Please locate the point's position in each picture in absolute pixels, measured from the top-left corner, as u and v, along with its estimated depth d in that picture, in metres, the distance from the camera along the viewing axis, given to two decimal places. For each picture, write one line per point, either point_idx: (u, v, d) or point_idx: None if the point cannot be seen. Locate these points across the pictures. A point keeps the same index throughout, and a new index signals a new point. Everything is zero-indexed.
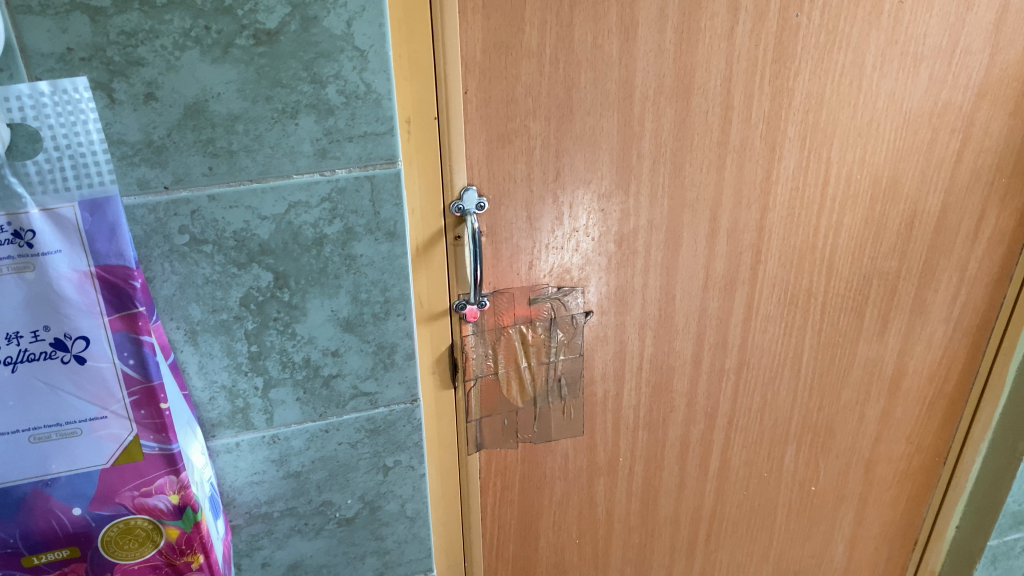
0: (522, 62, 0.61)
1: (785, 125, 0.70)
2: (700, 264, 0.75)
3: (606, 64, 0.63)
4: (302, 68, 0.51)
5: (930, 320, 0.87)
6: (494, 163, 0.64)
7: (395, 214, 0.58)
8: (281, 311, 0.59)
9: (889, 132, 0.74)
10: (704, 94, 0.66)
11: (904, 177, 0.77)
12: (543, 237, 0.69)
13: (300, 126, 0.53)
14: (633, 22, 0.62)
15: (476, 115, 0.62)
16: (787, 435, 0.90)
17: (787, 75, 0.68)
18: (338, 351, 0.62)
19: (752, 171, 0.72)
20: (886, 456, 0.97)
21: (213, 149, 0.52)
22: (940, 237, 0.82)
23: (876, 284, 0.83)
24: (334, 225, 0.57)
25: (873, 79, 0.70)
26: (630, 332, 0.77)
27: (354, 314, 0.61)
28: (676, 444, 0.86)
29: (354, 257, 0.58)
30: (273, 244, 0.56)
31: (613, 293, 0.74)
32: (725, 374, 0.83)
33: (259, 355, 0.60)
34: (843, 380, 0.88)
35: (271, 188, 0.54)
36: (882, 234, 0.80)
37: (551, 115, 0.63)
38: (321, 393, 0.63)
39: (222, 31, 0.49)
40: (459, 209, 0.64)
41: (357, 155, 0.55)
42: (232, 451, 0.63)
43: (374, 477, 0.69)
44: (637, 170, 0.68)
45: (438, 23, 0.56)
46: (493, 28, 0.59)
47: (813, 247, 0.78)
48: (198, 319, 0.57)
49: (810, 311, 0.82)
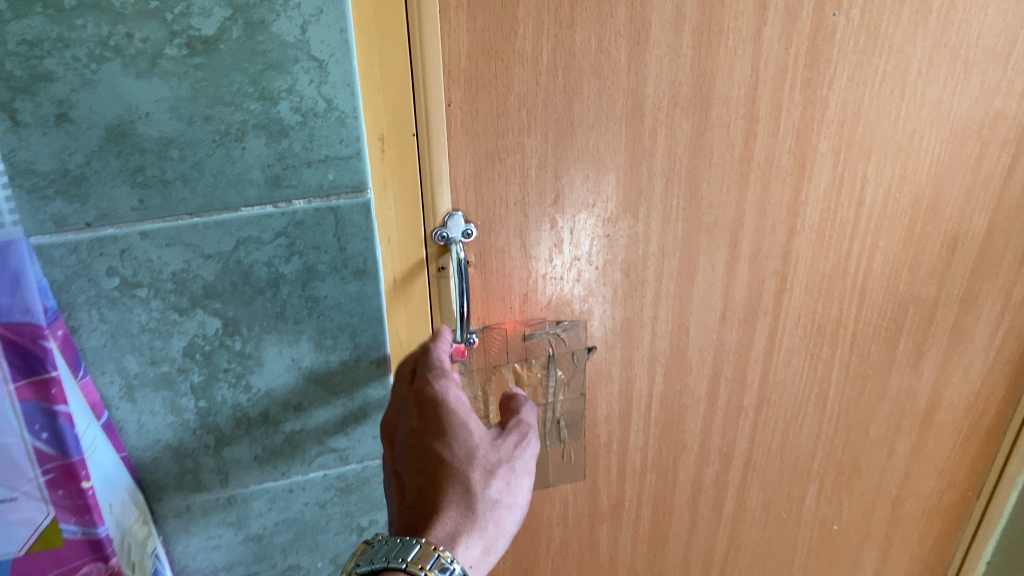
0: (515, 69, 0.52)
1: (817, 138, 0.62)
2: (717, 294, 0.67)
3: (613, 71, 0.54)
4: (247, 82, 0.42)
5: (968, 348, 0.79)
6: (483, 186, 0.56)
7: (364, 249, 0.49)
8: (232, 361, 0.51)
9: (933, 146, 0.65)
10: (725, 105, 0.58)
11: (948, 197, 0.68)
12: (538, 268, 0.61)
13: (247, 150, 0.44)
14: (645, 23, 0.53)
15: (461, 132, 0.53)
16: (808, 473, 0.82)
17: (820, 83, 0.59)
18: (301, 403, 0.54)
19: (778, 191, 0.63)
20: (915, 492, 0.89)
21: (142, 179, 0.43)
22: (985, 260, 0.73)
23: (912, 312, 0.74)
24: (292, 263, 0.48)
25: (917, 86, 0.61)
26: (638, 371, 0.69)
27: (319, 363, 0.52)
28: (687, 487, 0.77)
29: (317, 298, 0.50)
30: (220, 287, 0.48)
31: (619, 326, 0.66)
32: (744, 411, 0.75)
33: (208, 410, 0.52)
34: (871, 415, 0.80)
35: (215, 223, 0.46)
36: (920, 257, 0.71)
37: (549, 131, 0.55)
38: (283, 450, 0.55)
39: (149, 39, 0.40)
40: (443, 237, 0.56)
41: (317, 183, 0.46)
42: (181, 515, 0.55)
43: (347, 538, 0.60)
44: (648, 191, 0.60)
45: (416, 26, 0.48)
46: (480, 30, 0.50)
47: (844, 273, 0.69)
48: (135, 373, 0.49)
49: (839, 341, 0.73)
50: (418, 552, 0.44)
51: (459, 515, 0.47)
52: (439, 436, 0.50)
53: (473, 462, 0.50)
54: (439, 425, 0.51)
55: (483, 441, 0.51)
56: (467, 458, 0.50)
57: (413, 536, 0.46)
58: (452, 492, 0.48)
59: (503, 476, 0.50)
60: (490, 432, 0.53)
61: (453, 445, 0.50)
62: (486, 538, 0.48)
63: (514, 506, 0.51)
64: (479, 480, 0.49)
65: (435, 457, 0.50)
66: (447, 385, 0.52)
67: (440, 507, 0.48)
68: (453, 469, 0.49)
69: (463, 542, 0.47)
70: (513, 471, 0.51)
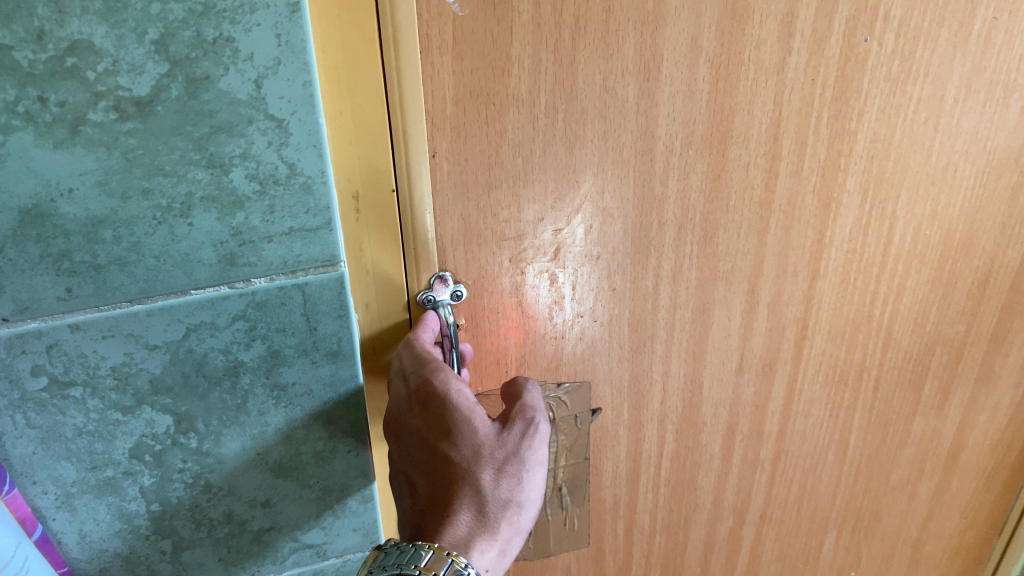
0: (509, 112, 0.45)
1: (844, 176, 0.55)
2: (733, 346, 0.60)
3: (620, 112, 0.47)
4: (192, 148, 0.35)
5: (996, 386, 0.73)
6: (473, 244, 0.49)
7: (337, 328, 0.42)
8: (187, 460, 0.43)
9: (968, 178, 0.59)
10: (745, 143, 0.51)
11: (983, 232, 0.62)
12: (537, 326, 0.54)
13: (195, 226, 0.37)
14: (655, 56, 0.46)
15: (448, 184, 0.46)
16: (826, 522, 0.77)
17: (848, 116, 0.53)
18: (270, 500, 0.47)
19: (801, 235, 0.57)
20: (935, 534, 0.84)
21: (69, 265, 0.36)
22: (1017, 293, 0.67)
23: (939, 352, 0.68)
24: (253, 349, 0.41)
25: (952, 115, 0.55)
26: (647, 430, 0.62)
27: (288, 456, 0.45)
28: (698, 545, 0.73)
29: (284, 385, 0.43)
30: (169, 380, 0.41)
31: (627, 384, 0.59)
32: (760, 465, 0.69)
33: (162, 514, 0.45)
34: (893, 461, 0.75)
35: (160, 310, 0.39)
36: (950, 296, 0.65)
37: (548, 180, 0.48)
38: (251, 551, 0.48)
39: (67, 102, 0.33)
40: (428, 299, 0.49)
41: (280, 259, 0.39)
42: None
43: None
44: (659, 240, 0.53)
45: (393, 70, 0.41)
46: (468, 72, 0.43)
47: (869, 316, 0.63)
48: (73, 480, 0.42)
49: (861, 387, 0.68)
50: (430, 559, 0.39)
51: (472, 519, 0.42)
52: (445, 435, 0.44)
53: (482, 459, 0.44)
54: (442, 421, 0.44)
55: (492, 434, 0.45)
56: (475, 457, 0.44)
57: (423, 543, 0.41)
58: (462, 494, 0.43)
59: (517, 472, 0.44)
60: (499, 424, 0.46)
61: (459, 442, 0.44)
62: (502, 540, 0.43)
63: (532, 504, 0.44)
64: (491, 480, 0.43)
65: (441, 456, 0.44)
66: (451, 379, 0.45)
67: (450, 511, 0.42)
68: (462, 469, 0.43)
69: (478, 548, 0.41)
70: (528, 466, 0.45)
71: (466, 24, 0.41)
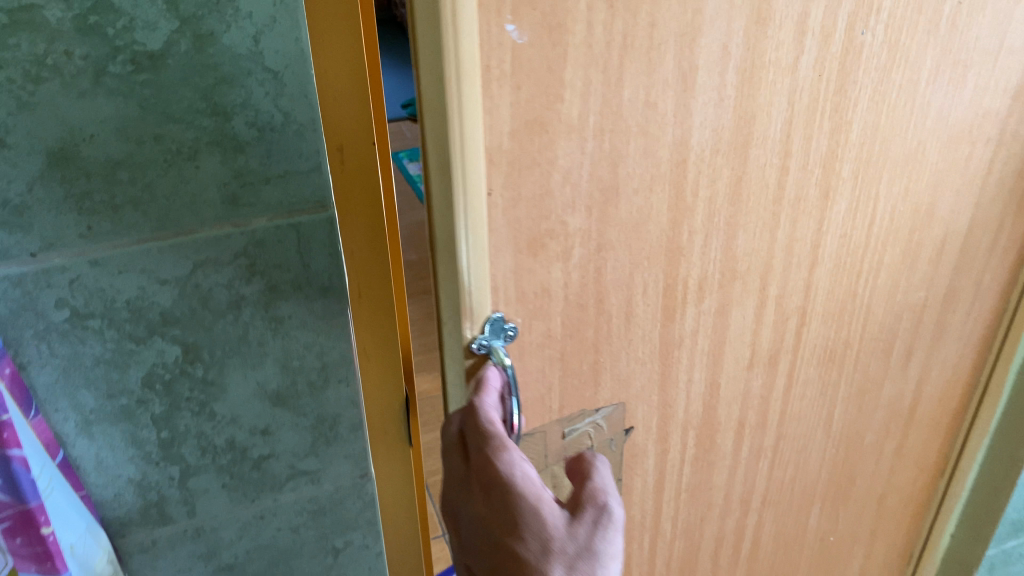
0: (559, 141, 0.51)
1: (841, 165, 0.63)
2: (748, 331, 0.69)
3: (660, 126, 0.54)
4: (198, 97, 0.40)
5: (946, 344, 0.82)
6: (525, 274, 0.56)
7: (328, 265, 0.47)
8: (194, 389, 0.48)
9: (933, 158, 0.67)
10: (763, 145, 0.59)
11: (942, 201, 0.70)
12: (589, 331, 0.62)
13: (201, 168, 0.42)
14: (691, 68, 0.52)
15: (504, 216, 0.52)
16: (812, 494, 0.88)
17: (845, 108, 0.60)
18: (268, 428, 0.51)
19: (805, 226, 0.65)
20: (896, 486, 0.93)
21: (89, 204, 0.41)
22: (965, 256, 0.75)
23: (906, 318, 0.77)
24: (253, 284, 0.46)
25: (925, 96, 0.63)
26: (675, 411, 0.72)
27: (285, 386, 0.50)
28: (711, 541, 0.86)
29: (281, 319, 0.48)
30: (178, 312, 0.45)
31: (656, 361, 0.67)
32: (763, 452, 0.81)
33: (171, 442, 0.49)
34: (867, 423, 0.84)
35: (170, 247, 0.43)
36: (915, 266, 0.73)
37: (594, 202, 0.55)
38: (252, 478, 0.53)
39: (90, 56, 0.38)
40: (482, 345, 0.56)
41: (277, 200, 0.44)
42: (148, 551, 0.53)
43: (322, 561, 0.59)
44: (689, 248, 0.61)
45: (454, 102, 0.46)
46: (524, 101, 0.48)
47: (854, 294, 0.72)
48: (91, 407, 0.46)
49: (846, 360, 0.77)
50: None
51: None
52: (515, 531, 0.47)
53: (552, 555, 0.46)
54: (511, 515, 0.48)
55: (560, 528, 0.47)
56: (543, 552, 0.46)
57: None
58: None
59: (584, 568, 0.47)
60: (566, 512, 0.49)
61: (528, 538, 0.47)
62: None
63: None
64: None
65: (512, 552, 0.47)
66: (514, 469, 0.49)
67: None
68: (532, 566, 0.46)
69: None
70: (598, 558, 0.47)
71: (525, 51, 0.47)
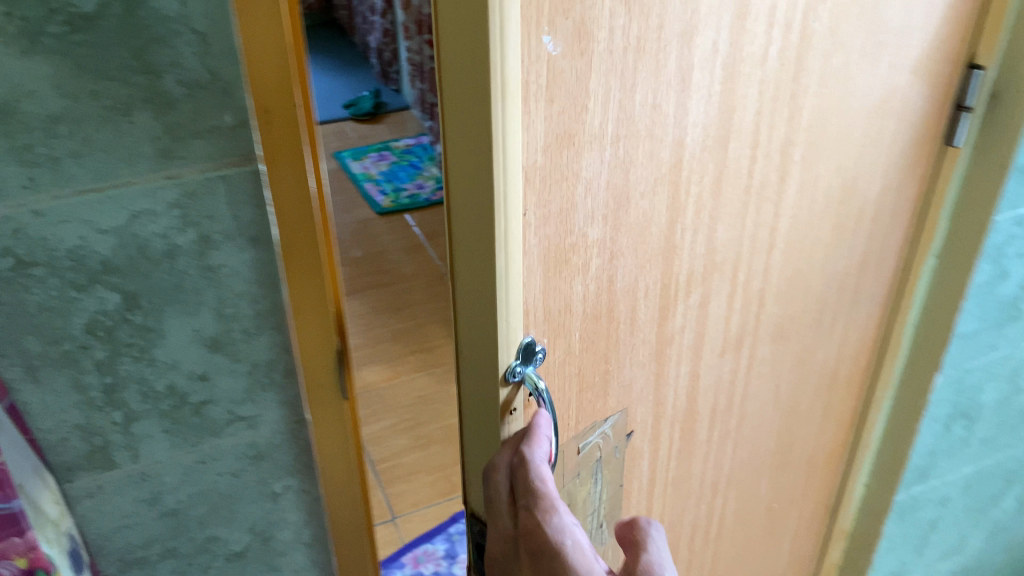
0: (583, 154, 0.53)
1: (795, 150, 0.67)
2: (723, 317, 0.72)
3: (663, 124, 0.57)
4: (130, 56, 0.44)
5: (858, 307, 0.87)
6: (552, 293, 0.57)
7: (257, 216, 0.51)
8: (134, 336, 0.52)
9: (859, 134, 0.71)
10: (739, 138, 0.62)
11: (863, 175, 0.75)
12: (602, 334, 0.63)
13: (135, 124, 0.46)
14: (688, 67, 0.55)
15: (534, 238, 0.53)
16: (762, 464, 0.92)
17: (801, 94, 0.64)
18: (206, 374, 0.55)
19: (767, 211, 0.69)
20: (820, 446, 0.99)
21: (31, 156, 0.44)
22: (876, 226, 0.81)
23: (834, 288, 0.81)
24: (187, 233, 0.50)
25: (852, 78, 0.67)
26: (664, 405, 0.74)
27: (221, 332, 0.54)
28: (688, 526, 0.90)
29: (214, 267, 0.52)
30: (118, 261, 0.49)
31: (652, 351, 0.69)
32: (727, 434, 0.84)
33: (114, 387, 0.53)
34: (801, 391, 0.89)
35: (108, 197, 0.47)
36: (842, 235, 0.78)
37: (609, 210, 0.57)
38: (192, 422, 0.57)
39: (28, 17, 0.41)
40: (513, 373, 0.56)
41: (206, 153, 0.48)
42: (94, 495, 0.56)
43: (263, 506, 0.63)
44: (681, 244, 0.64)
45: (499, 122, 0.46)
46: (555, 115, 0.50)
47: (802, 272, 0.76)
48: (36, 353, 0.50)
49: (795, 334, 0.82)
50: None
51: None
52: None
53: None
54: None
55: None
56: None
57: None
58: None
59: None
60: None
61: None
62: None
63: None
64: None
65: None
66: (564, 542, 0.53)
67: None
68: None
69: None
70: None
71: (558, 62, 0.48)
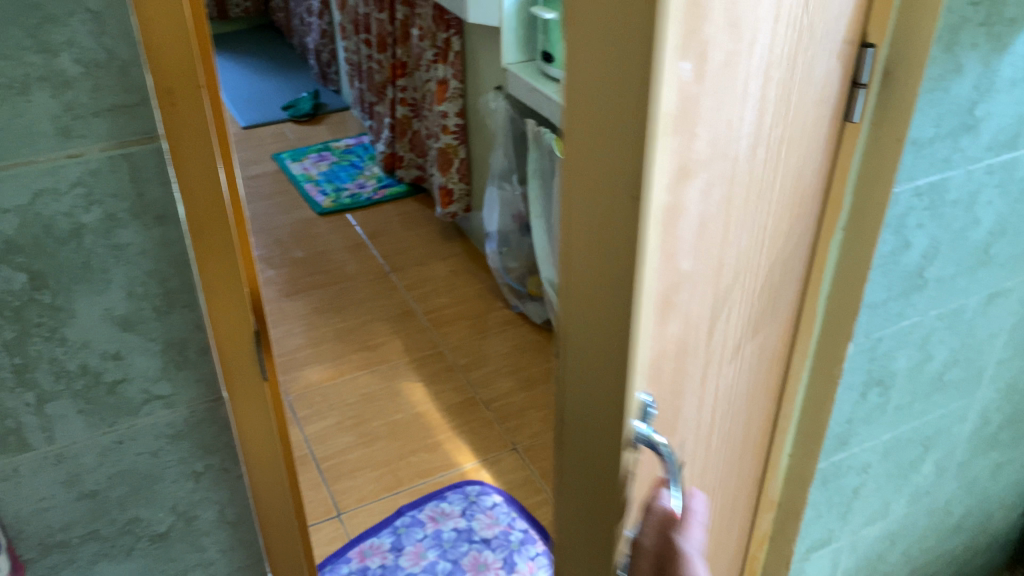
0: (697, 180, 0.53)
1: (796, 149, 0.67)
2: (750, 322, 0.73)
3: (743, 140, 0.56)
4: (25, 35, 0.45)
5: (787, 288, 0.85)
6: (666, 322, 0.57)
7: (163, 194, 0.52)
8: (43, 316, 0.52)
9: (821, 123, 0.72)
10: (778, 145, 0.62)
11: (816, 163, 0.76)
12: (693, 356, 0.63)
13: (34, 102, 0.46)
14: (764, 82, 0.56)
15: (661, 265, 0.53)
16: (738, 455, 0.93)
17: (806, 94, 0.64)
18: (120, 353, 0.56)
19: (780, 213, 0.69)
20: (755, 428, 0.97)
21: None
22: (807, 209, 0.80)
23: (790, 273, 0.82)
24: (92, 212, 0.51)
25: (826, 70, 0.66)
26: (675, 434, 0.67)
27: (132, 311, 0.55)
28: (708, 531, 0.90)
29: (122, 246, 0.53)
30: (22, 240, 0.50)
31: (714, 367, 0.68)
32: (736, 432, 0.85)
33: (25, 367, 0.53)
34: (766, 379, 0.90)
35: (9, 176, 0.48)
36: (803, 223, 0.79)
37: (708, 235, 0.57)
38: (107, 403, 0.57)
39: None
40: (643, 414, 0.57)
41: (108, 132, 0.49)
42: (10, 478, 0.57)
43: (184, 486, 0.64)
44: (741, 256, 0.64)
45: (652, 153, 0.47)
46: (685, 143, 0.50)
47: (785, 265, 0.77)
48: None
49: (774, 327, 0.82)
50: None
51: None
52: None
53: None
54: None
55: None
56: None
57: None
58: None
59: None
60: None
61: None
62: None
63: None
64: None
65: None
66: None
67: None
68: None
69: None
70: None
71: (690, 88, 0.48)
